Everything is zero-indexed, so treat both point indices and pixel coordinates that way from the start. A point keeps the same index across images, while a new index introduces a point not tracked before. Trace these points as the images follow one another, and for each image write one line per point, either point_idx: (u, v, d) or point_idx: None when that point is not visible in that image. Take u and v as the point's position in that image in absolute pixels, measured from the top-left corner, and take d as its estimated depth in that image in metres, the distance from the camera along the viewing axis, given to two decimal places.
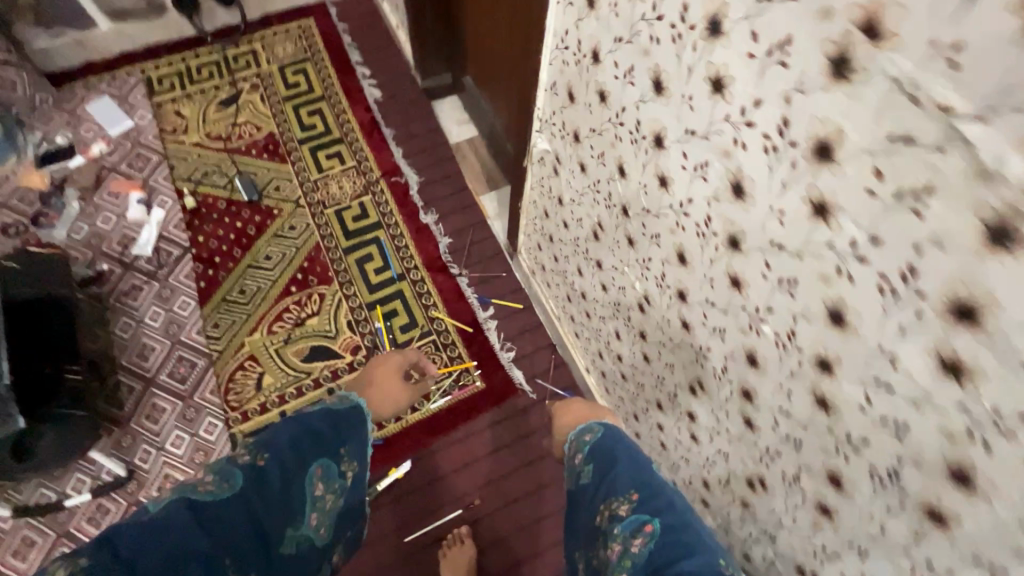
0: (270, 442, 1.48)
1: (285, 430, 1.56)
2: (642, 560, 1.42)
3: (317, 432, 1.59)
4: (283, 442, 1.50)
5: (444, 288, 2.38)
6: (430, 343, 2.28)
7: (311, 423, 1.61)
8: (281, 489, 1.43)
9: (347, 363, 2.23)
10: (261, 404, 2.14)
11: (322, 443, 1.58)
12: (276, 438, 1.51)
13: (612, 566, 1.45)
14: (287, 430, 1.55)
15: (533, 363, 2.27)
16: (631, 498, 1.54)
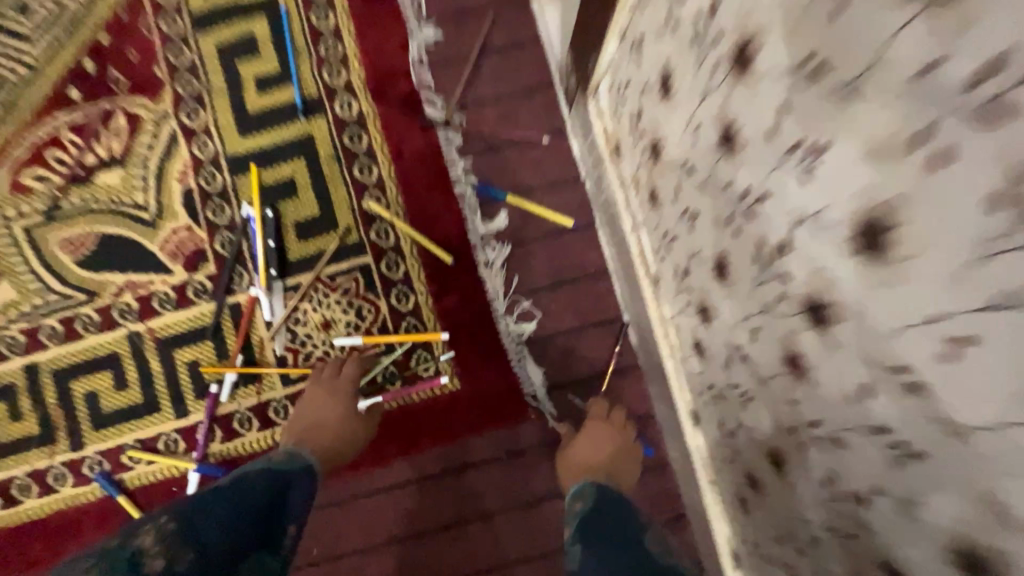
0: (189, 530, 0.69)
1: (191, 510, 0.71)
2: None
3: (244, 503, 0.75)
4: (211, 519, 0.71)
5: (405, 154, 1.06)
6: (355, 272, 1.04)
7: (234, 494, 0.75)
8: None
9: (173, 285, 1.03)
10: None
11: (249, 530, 0.73)
12: (181, 542, 0.67)
13: None
14: (201, 520, 0.70)
15: (573, 356, 1.04)
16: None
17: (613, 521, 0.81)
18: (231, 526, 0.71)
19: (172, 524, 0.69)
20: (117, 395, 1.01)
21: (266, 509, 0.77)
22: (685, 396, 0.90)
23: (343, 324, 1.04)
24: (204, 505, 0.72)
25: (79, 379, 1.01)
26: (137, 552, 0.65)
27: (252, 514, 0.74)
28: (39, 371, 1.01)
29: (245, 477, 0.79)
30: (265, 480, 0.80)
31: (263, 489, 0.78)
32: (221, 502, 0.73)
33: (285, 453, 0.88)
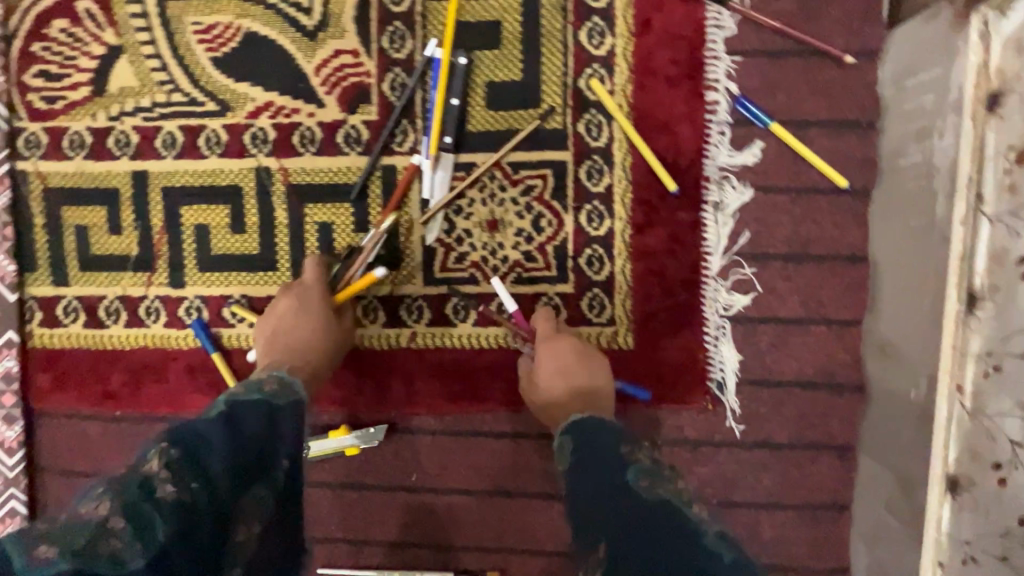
0: (189, 448, 0.54)
1: (204, 437, 0.55)
2: None
3: (259, 432, 0.58)
4: (208, 450, 0.54)
5: (653, 28, 0.77)
6: (547, 169, 0.80)
7: (245, 415, 0.58)
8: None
9: (321, 122, 0.81)
10: (94, 133, 0.83)
11: (270, 460, 0.57)
12: (192, 466, 0.53)
13: None
14: (213, 446, 0.55)
15: (782, 351, 0.82)
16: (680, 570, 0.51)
17: (591, 467, 0.59)
18: (247, 457, 0.56)
19: (178, 448, 0.54)
20: (231, 238, 0.84)
21: (264, 432, 0.58)
22: (948, 455, 0.68)
23: (512, 231, 0.81)
24: (216, 428, 0.56)
25: (193, 206, 0.84)
26: (143, 481, 0.51)
27: (270, 443, 0.58)
28: (148, 182, 0.83)
29: (251, 397, 0.61)
30: (275, 403, 0.61)
31: (275, 415, 0.60)
32: (231, 426, 0.57)
33: (279, 378, 0.65)
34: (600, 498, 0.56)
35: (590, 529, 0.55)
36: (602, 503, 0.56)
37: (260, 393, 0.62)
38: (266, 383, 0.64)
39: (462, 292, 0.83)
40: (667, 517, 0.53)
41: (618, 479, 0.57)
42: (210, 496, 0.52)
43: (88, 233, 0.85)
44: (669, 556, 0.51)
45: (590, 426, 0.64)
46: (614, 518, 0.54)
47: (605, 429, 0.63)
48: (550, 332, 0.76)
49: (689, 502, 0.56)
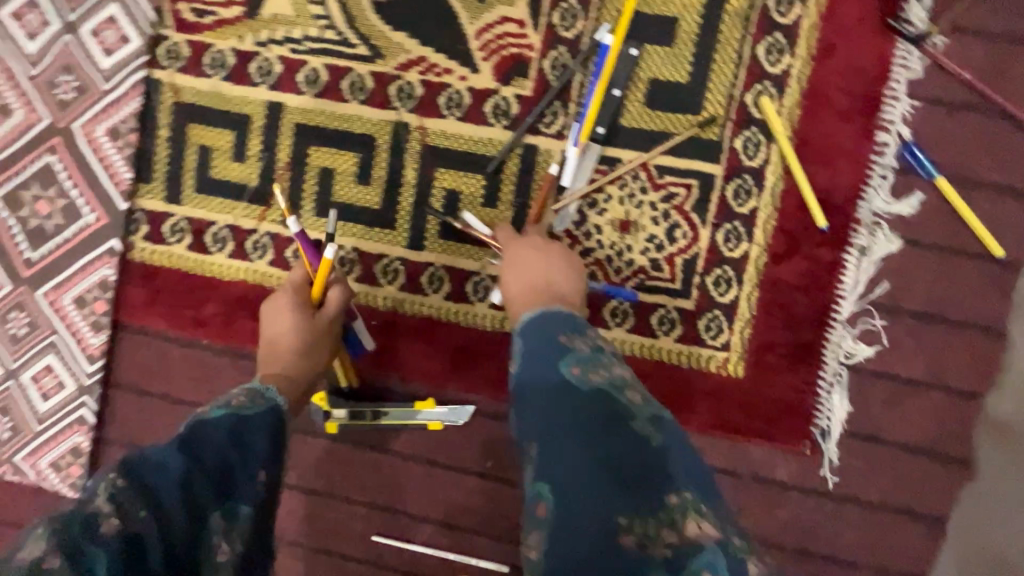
0: (141, 476, 0.49)
1: (154, 464, 0.50)
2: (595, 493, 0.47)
3: (226, 445, 0.54)
4: (162, 474, 0.49)
5: (836, 55, 0.74)
6: (694, 180, 0.77)
7: (208, 437, 0.54)
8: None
9: (472, 88, 0.78)
10: (237, 55, 0.81)
11: (240, 474, 0.53)
12: (143, 497, 0.47)
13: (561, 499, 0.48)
14: (167, 472, 0.50)
15: (895, 411, 0.79)
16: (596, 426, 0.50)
17: (527, 363, 0.57)
18: (207, 483, 0.51)
19: (128, 477, 0.48)
20: (354, 187, 0.81)
21: (226, 451, 0.54)
22: None
23: (644, 235, 0.79)
24: (168, 454, 0.51)
25: (323, 148, 0.81)
26: (88, 518, 0.44)
27: (232, 462, 0.53)
28: (282, 115, 0.81)
29: (215, 415, 0.57)
30: (242, 415, 0.58)
31: (244, 426, 0.57)
32: (187, 450, 0.52)
33: (249, 392, 0.63)
34: (542, 396, 0.54)
35: (527, 418, 0.54)
36: (536, 394, 0.55)
37: (227, 407, 0.59)
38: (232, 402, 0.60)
39: None
40: (599, 404, 0.52)
41: (556, 368, 0.55)
42: (164, 529, 0.47)
43: (210, 155, 0.83)
44: (600, 437, 0.50)
45: (529, 319, 0.61)
46: (547, 411, 0.53)
47: (548, 317, 0.61)
48: (510, 237, 0.74)
49: (623, 388, 0.54)
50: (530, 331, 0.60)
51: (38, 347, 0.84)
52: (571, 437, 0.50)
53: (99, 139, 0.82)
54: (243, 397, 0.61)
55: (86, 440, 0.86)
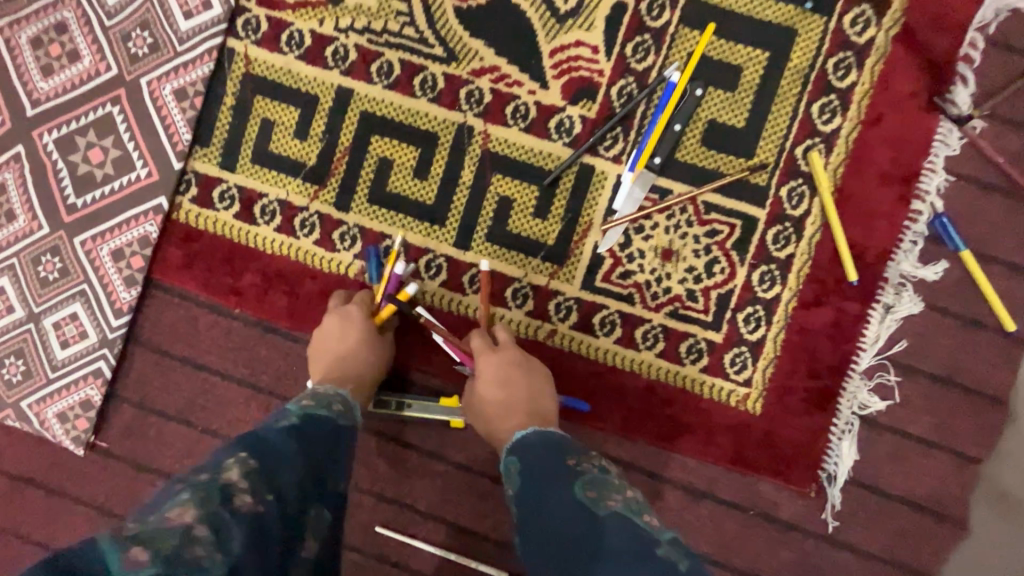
0: (265, 459, 0.51)
1: (276, 448, 0.53)
2: None
3: (332, 445, 0.58)
4: (281, 462, 0.52)
5: (883, 124, 0.79)
6: (738, 220, 0.81)
7: (313, 435, 0.57)
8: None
9: (540, 102, 0.81)
10: (315, 36, 0.82)
11: (337, 479, 0.57)
12: (269, 481, 0.50)
13: None
14: (288, 460, 0.52)
15: (900, 464, 0.82)
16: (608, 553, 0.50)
17: (533, 486, 0.58)
18: (315, 480, 0.54)
19: (255, 459, 0.51)
20: (410, 180, 0.83)
21: (328, 452, 0.57)
22: None
23: (684, 265, 0.82)
24: (287, 439, 0.54)
25: (385, 138, 0.83)
26: (223, 488, 0.47)
27: (332, 465, 0.56)
28: (350, 101, 0.83)
29: (317, 417, 0.60)
30: (340, 423, 0.62)
31: (344, 434, 0.61)
32: (300, 440, 0.55)
33: (344, 400, 0.66)
34: (548, 525, 0.54)
35: (536, 544, 0.55)
36: (541, 522, 0.55)
37: (329, 411, 0.62)
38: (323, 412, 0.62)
39: (614, 308, 0.83)
40: (612, 527, 0.52)
41: (566, 491, 0.56)
42: (283, 509, 0.49)
43: (272, 129, 0.83)
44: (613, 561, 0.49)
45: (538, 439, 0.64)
46: (558, 536, 0.53)
47: (552, 442, 0.63)
48: (484, 347, 0.76)
49: (639, 513, 0.55)
50: (532, 454, 0.62)
51: (67, 294, 0.84)
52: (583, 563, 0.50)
53: (165, 98, 0.82)
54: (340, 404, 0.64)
55: (99, 394, 0.85)
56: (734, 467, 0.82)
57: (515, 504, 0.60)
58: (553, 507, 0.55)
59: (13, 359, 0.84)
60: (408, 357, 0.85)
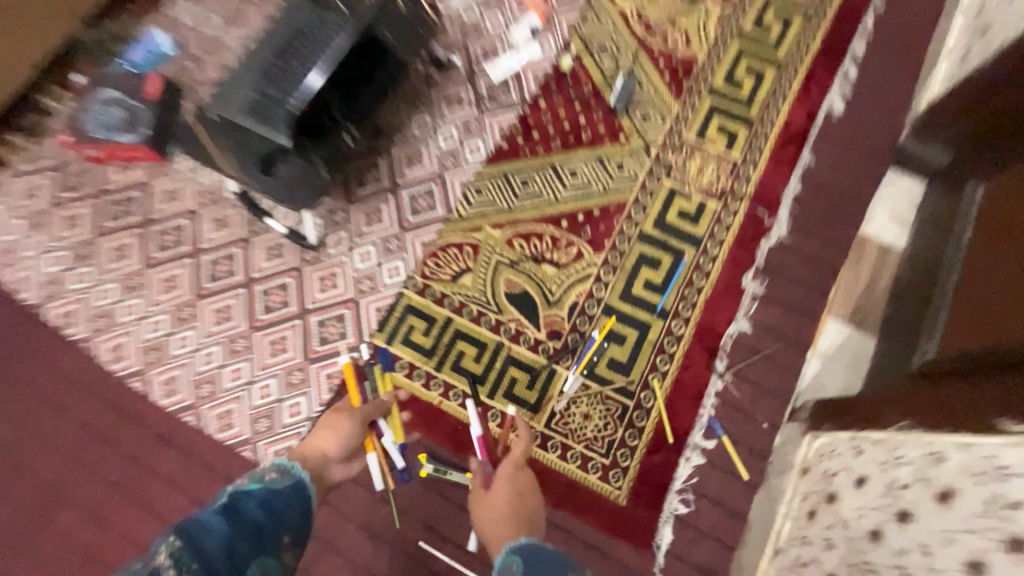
0: (191, 533, 1.17)
1: (200, 527, 1.19)
2: None
3: (248, 507, 1.28)
4: (209, 528, 1.19)
5: (688, 370, 1.75)
6: (620, 404, 1.72)
7: (239, 503, 1.28)
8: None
9: (536, 337, 1.81)
10: (441, 294, 1.86)
11: (257, 518, 1.26)
12: (192, 543, 1.15)
13: None
14: (205, 528, 1.19)
15: (692, 543, 1.61)
16: None
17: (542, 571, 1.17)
18: (230, 530, 1.21)
19: (181, 536, 1.15)
20: (471, 362, 1.79)
21: (246, 509, 1.27)
22: None
23: (593, 422, 1.71)
24: (210, 516, 1.22)
25: (463, 342, 1.81)
26: (159, 560, 1.09)
27: (250, 514, 1.27)
28: (451, 322, 1.83)
29: (245, 492, 1.31)
30: (267, 485, 1.35)
31: (272, 488, 1.35)
32: (220, 512, 1.24)
33: (278, 468, 1.42)
34: None
35: None
36: None
37: (260, 481, 1.35)
38: (260, 485, 1.35)
39: (558, 438, 1.70)
40: None
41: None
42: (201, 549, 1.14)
43: (413, 330, 1.82)
44: None
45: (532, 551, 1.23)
46: None
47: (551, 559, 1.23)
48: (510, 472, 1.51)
49: None
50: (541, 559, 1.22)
51: (295, 396, 1.75)
52: None
53: (370, 310, 1.84)
54: (273, 473, 1.40)
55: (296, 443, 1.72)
56: (609, 532, 1.61)
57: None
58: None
59: (264, 419, 1.73)
60: (455, 448, 1.71)
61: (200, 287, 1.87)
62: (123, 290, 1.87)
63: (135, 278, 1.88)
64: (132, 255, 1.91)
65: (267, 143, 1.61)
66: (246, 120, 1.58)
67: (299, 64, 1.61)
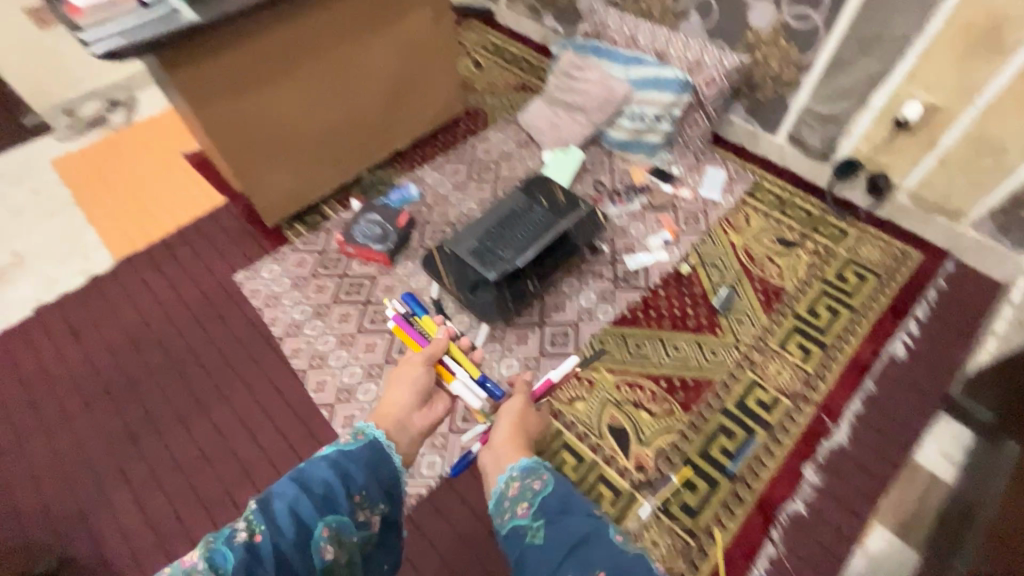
0: (275, 497, 1.37)
1: (282, 491, 1.38)
2: (607, 542, 1.39)
3: (323, 471, 1.46)
4: (285, 494, 1.37)
5: (746, 530, 2.12)
6: (684, 541, 2.09)
7: (313, 470, 1.46)
8: (304, 547, 1.31)
9: (624, 465, 2.27)
10: (557, 410, 2.42)
11: (331, 479, 1.45)
12: (275, 506, 1.35)
13: (589, 536, 1.40)
14: (286, 492, 1.38)
15: None
16: (595, 523, 1.45)
17: (560, 493, 1.56)
18: (309, 493, 1.39)
19: (267, 502, 1.35)
20: (570, 470, 2.27)
21: (319, 477, 1.45)
22: None
23: (659, 549, 2.08)
24: (292, 482, 1.41)
25: (567, 452, 2.31)
26: (249, 523, 1.30)
27: (327, 478, 1.45)
28: (560, 434, 2.35)
29: (323, 459, 1.50)
30: (341, 453, 1.54)
31: (345, 454, 1.54)
32: (298, 477, 1.43)
33: (353, 437, 1.60)
34: (572, 508, 1.51)
35: (565, 508, 1.50)
36: (566, 505, 1.51)
37: (337, 450, 1.54)
38: (340, 450, 1.55)
39: None
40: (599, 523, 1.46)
41: (582, 503, 1.53)
42: (288, 510, 1.34)
43: None
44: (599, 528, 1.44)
45: (548, 470, 1.68)
46: (576, 510, 1.50)
47: (561, 484, 1.61)
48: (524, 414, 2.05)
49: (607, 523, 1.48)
50: (553, 482, 1.61)
51: (435, 456, 2.33)
52: (588, 521, 1.46)
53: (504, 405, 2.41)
54: (350, 436, 1.61)
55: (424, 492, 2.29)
56: None
57: (550, 492, 1.57)
58: (576, 505, 1.52)
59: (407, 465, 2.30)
60: None
61: (388, 355, 2.59)
62: (337, 344, 2.64)
63: (348, 338, 2.65)
64: (351, 322, 2.70)
65: (483, 278, 2.41)
66: (476, 261, 2.41)
67: (519, 237, 2.49)
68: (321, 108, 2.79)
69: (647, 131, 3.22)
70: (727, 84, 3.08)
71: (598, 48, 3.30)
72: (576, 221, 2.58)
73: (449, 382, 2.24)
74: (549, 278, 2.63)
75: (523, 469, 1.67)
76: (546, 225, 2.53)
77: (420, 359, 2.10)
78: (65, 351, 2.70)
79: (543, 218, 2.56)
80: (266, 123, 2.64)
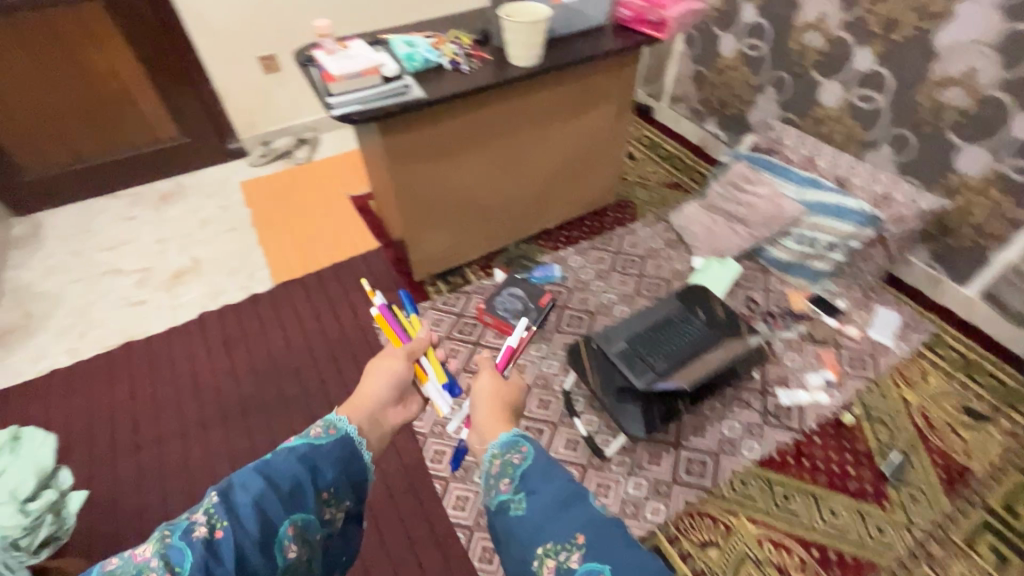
0: (237, 486, 1.16)
1: (238, 485, 1.17)
2: (590, 515, 1.10)
3: (291, 461, 1.25)
4: (244, 491, 1.16)
5: None
6: None
7: (274, 463, 1.23)
8: (268, 552, 1.12)
9: None
10: (687, 552, 2.15)
11: (300, 471, 1.24)
12: (232, 503, 1.13)
13: (571, 510, 1.11)
14: (246, 487, 1.16)
15: None
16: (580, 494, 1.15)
17: (536, 464, 1.22)
18: (277, 490, 1.18)
19: (223, 497, 1.14)
20: None
21: (288, 470, 1.23)
22: None
23: None
24: (250, 474, 1.19)
25: None
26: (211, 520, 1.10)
27: (296, 473, 1.23)
28: None
29: (288, 451, 1.28)
30: (310, 446, 1.32)
31: (315, 446, 1.32)
32: (259, 468, 1.21)
33: (323, 427, 1.38)
34: (550, 478, 1.18)
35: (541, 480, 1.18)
36: (541, 475, 1.19)
37: (302, 441, 1.32)
38: (311, 440, 1.34)
39: None
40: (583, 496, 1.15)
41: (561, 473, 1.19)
42: (256, 505, 1.14)
43: None
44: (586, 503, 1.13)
45: (530, 440, 1.31)
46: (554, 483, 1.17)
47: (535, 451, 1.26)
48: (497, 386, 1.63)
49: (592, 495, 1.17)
50: (526, 452, 1.25)
51: None
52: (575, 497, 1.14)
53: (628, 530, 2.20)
54: (321, 429, 1.38)
55: None
56: None
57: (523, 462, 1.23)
58: (553, 477, 1.18)
59: None
60: None
61: None
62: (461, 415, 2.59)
63: None
64: None
65: (633, 387, 2.27)
66: (629, 368, 2.29)
67: (676, 352, 2.33)
68: (489, 185, 2.91)
69: (814, 256, 3.03)
70: (917, 225, 2.83)
71: (772, 163, 3.19)
72: (743, 351, 2.36)
73: (423, 383, 2.04)
74: (699, 401, 2.42)
75: (501, 442, 1.29)
76: (707, 347, 2.36)
77: (401, 350, 1.90)
78: (215, 361, 2.88)
79: (706, 339, 2.39)
80: (436, 194, 2.78)
